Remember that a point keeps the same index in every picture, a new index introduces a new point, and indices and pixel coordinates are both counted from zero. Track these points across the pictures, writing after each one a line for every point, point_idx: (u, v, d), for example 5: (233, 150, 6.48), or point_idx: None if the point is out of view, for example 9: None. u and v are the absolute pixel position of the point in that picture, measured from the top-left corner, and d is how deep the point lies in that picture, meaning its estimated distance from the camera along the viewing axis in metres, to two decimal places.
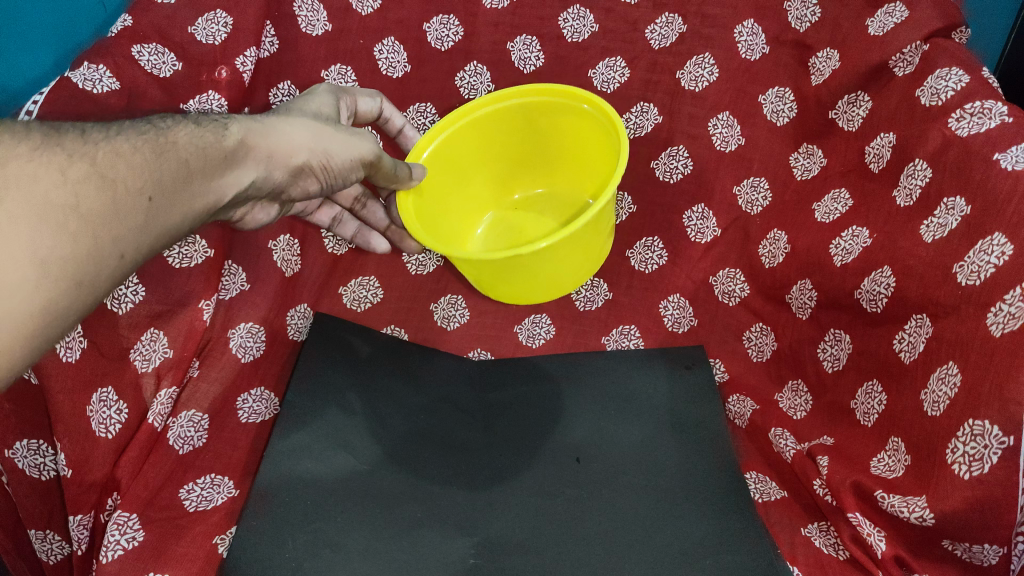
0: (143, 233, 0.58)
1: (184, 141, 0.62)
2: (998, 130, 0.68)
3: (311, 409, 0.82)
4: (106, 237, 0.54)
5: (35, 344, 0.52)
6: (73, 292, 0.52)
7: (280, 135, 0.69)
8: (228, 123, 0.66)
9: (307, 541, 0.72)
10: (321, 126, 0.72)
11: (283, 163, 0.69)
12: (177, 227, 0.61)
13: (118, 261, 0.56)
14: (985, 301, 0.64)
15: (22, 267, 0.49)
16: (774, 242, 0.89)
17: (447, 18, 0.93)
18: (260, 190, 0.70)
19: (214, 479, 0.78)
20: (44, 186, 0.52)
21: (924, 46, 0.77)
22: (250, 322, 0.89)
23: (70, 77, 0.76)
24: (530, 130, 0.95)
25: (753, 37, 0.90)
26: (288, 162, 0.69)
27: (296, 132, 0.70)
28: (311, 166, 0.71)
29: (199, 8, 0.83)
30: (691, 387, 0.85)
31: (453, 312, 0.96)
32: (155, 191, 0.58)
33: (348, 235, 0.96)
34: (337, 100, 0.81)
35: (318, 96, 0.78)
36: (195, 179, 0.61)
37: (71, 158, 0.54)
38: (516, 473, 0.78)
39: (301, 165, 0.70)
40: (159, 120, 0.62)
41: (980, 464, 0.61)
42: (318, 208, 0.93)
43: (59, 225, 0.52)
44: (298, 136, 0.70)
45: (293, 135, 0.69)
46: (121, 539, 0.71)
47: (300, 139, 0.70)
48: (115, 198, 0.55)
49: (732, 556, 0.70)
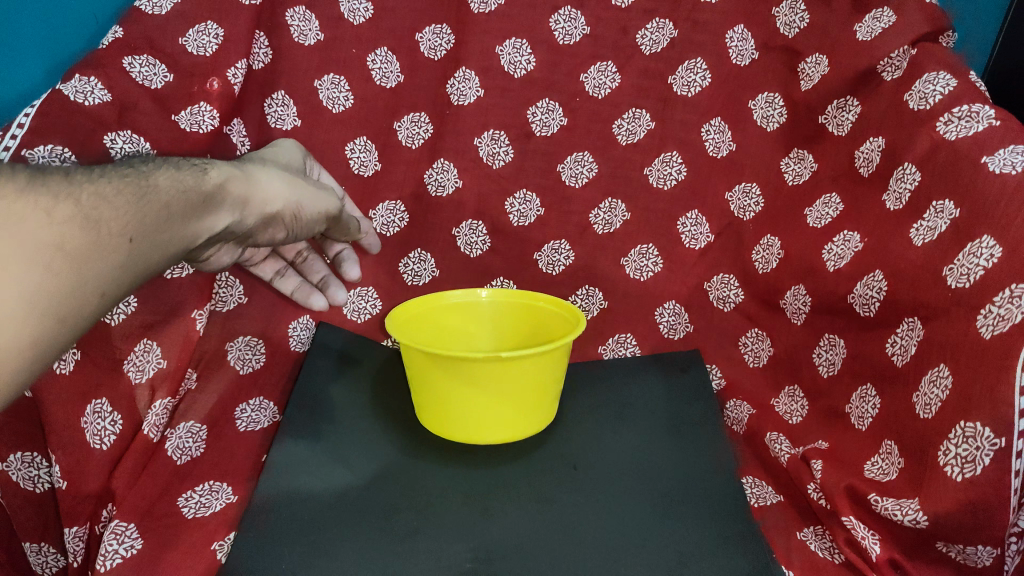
0: (121, 273, 0.59)
1: (165, 184, 0.65)
2: (986, 132, 0.68)
3: (311, 425, 0.83)
4: (89, 278, 0.56)
5: (11, 385, 0.52)
6: (54, 331, 0.53)
7: (259, 184, 0.73)
8: (206, 169, 0.69)
9: (302, 552, 0.69)
10: (294, 178, 0.77)
11: (256, 211, 0.73)
12: (153, 265, 0.63)
13: (96, 300, 0.57)
14: (974, 303, 0.64)
15: (10, 307, 0.50)
16: (767, 248, 0.90)
17: (440, 27, 0.94)
18: (231, 233, 0.73)
19: (212, 485, 0.76)
20: (31, 226, 0.52)
21: (913, 51, 0.78)
22: (249, 335, 0.91)
23: (60, 89, 0.76)
24: (489, 329, 0.92)
25: (743, 43, 0.90)
26: (262, 210, 0.74)
27: (272, 184, 0.74)
28: (282, 215, 0.76)
29: (191, 19, 0.83)
30: (687, 388, 0.89)
31: (474, 240, 0.98)
32: (135, 233, 0.60)
33: (316, 278, 0.95)
34: (302, 157, 0.87)
35: (282, 150, 0.84)
36: (175, 224, 0.64)
37: (58, 199, 0.55)
38: (515, 482, 0.78)
39: (275, 214, 0.75)
40: (139, 164, 0.65)
41: (972, 466, 0.62)
42: (263, 261, 0.91)
43: (43, 265, 0.52)
44: (274, 185, 0.74)
45: (271, 184, 0.74)
46: (120, 548, 0.69)
47: (277, 189, 0.74)
48: (98, 239, 0.56)
49: (731, 560, 0.69)
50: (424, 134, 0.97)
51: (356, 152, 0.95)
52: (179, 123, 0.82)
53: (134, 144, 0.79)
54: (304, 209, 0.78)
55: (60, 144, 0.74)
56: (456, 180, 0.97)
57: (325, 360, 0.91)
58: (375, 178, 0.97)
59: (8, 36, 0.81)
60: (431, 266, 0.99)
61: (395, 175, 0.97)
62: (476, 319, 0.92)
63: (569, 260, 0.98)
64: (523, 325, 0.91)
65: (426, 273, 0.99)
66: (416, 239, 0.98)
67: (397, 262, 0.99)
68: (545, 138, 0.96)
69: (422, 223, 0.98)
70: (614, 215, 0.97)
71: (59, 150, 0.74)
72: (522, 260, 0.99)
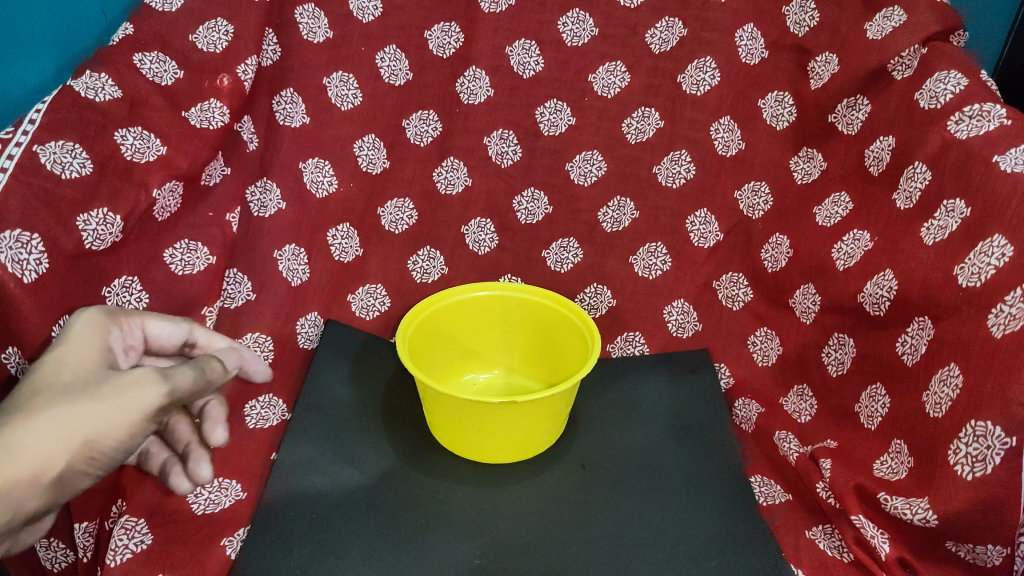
0: None
1: None
2: (998, 132, 0.67)
3: (320, 424, 0.84)
4: None
5: None
6: None
7: (17, 455, 0.52)
8: None
9: (312, 550, 0.70)
10: (71, 407, 0.54)
11: (29, 489, 0.52)
12: None
13: None
14: (986, 302, 0.64)
15: None
16: (777, 247, 0.90)
17: (449, 25, 0.93)
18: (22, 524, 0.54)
19: (222, 482, 0.77)
20: None
21: (923, 50, 0.77)
22: (257, 332, 0.91)
23: (71, 85, 0.73)
24: (499, 322, 0.94)
25: (752, 42, 0.90)
26: (34, 483, 0.52)
27: (39, 440, 0.53)
28: (77, 467, 0.55)
29: (200, 16, 0.82)
30: (696, 388, 0.91)
31: (483, 237, 1.00)
32: None
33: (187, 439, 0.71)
34: (111, 331, 0.64)
35: (81, 339, 0.61)
36: None
37: None
38: (524, 478, 0.79)
39: (56, 479, 0.53)
40: None
41: (983, 465, 0.62)
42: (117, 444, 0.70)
43: None
44: (50, 440, 0.53)
45: (42, 442, 0.53)
46: (130, 544, 0.69)
47: (45, 444, 0.53)
48: None
49: (738, 558, 0.70)
50: (433, 132, 0.97)
51: (365, 149, 0.94)
52: (189, 120, 0.80)
53: (144, 140, 0.76)
54: (98, 445, 0.55)
55: (71, 140, 0.70)
56: (465, 178, 0.98)
57: (335, 358, 0.92)
58: (383, 175, 0.97)
59: (12, 32, 0.80)
60: (440, 263, 1.00)
61: (403, 172, 0.97)
62: (490, 315, 0.93)
63: (577, 258, 0.99)
64: (533, 316, 0.92)
65: (434, 270, 1.00)
66: (425, 237, 0.99)
67: (405, 259, 0.99)
68: (553, 137, 0.96)
69: (430, 220, 0.99)
70: (623, 214, 0.97)
71: (70, 147, 0.70)
72: (528, 260, 1.00)
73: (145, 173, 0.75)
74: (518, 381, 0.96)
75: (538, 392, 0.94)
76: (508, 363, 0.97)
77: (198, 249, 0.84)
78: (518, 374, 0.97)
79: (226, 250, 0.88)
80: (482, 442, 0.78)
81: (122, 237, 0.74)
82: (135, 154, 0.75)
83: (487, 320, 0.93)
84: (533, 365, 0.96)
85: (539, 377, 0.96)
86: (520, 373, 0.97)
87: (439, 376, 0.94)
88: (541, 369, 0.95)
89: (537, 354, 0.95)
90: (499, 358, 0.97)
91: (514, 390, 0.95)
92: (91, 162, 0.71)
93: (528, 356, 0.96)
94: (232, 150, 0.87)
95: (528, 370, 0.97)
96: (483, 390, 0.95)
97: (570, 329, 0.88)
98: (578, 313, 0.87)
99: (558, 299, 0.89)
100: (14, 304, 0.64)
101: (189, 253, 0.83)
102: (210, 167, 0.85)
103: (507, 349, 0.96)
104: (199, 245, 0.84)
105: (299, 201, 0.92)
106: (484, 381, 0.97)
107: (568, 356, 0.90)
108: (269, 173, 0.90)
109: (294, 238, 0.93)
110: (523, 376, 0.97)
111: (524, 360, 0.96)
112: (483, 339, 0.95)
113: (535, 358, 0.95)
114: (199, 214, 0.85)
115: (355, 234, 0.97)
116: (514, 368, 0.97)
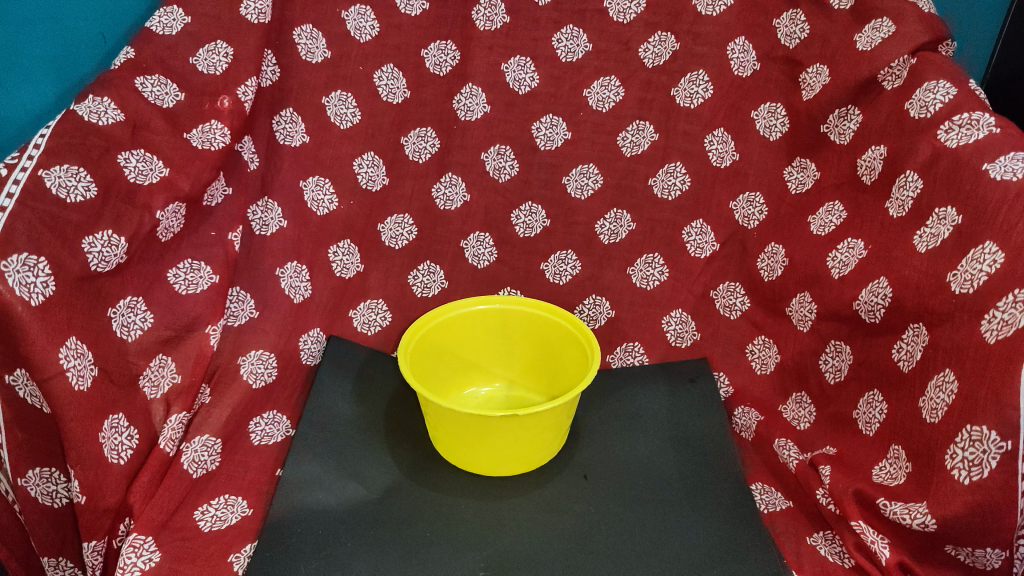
0: None
1: None
2: (987, 140, 0.68)
3: (324, 440, 0.85)
4: None
5: None
6: None
7: None
8: None
9: (319, 566, 0.71)
10: None
11: None
12: None
13: None
14: (979, 308, 0.64)
15: None
16: (772, 256, 0.92)
17: (445, 44, 0.95)
18: None
19: (228, 499, 0.78)
20: None
21: (912, 60, 0.78)
22: (261, 349, 0.91)
23: (74, 110, 0.74)
24: (500, 335, 0.95)
25: (744, 54, 0.91)
26: None
27: None
28: None
29: (200, 39, 0.83)
30: (695, 398, 0.91)
31: (482, 251, 1.01)
32: None
33: None
34: None
35: None
36: None
37: None
38: (527, 491, 0.79)
39: None
40: None
41: (980, 469, 0.62)
42: None
43: None
44: None
45: None
46: (138, 561, 0.69)
47: None
48: None
49: (740, 566, 0.71)
50: (432, 149, 0.98)
51: (365, 166, 0.96)
52: (191, 141, 0.81)
53: (147, 163, 0.76)
54: None
55: (75, 164, 0.70)
56: (464, 194, 0.99)
57: (338, 373, 0.93)
58: (382, 192, 0.98)
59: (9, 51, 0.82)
60: (440, 278, 1.01)
61: (403, 189, 0.99)
62: (490, 327, 0.94)
63: (575, 269, 1.00)
64: (532, 328, 0.94)
65: (435, 284, 1.01)
66: (425, 251, 1.00)
67: (406, 274, 1.00)
68: (550, 151, 0.98)
69: (430, 236, 1.00)
70: (620, 225, 0.98)
71: (75, 171, 0.70)
72: (528, 272, 1.01)
73: (148, 197, 0.76)
74: (519, 394, 0.97)
75: (540, 403, 0.95)
76: (508, 376, 0.98)
77: (201, 268, 0.85)
78: (519, 387, 0.98)
79: (229, 268, 0.90)
80: (487, 456, 0.78)
81: (127, 258, 0.75)
82: (138, 176, 0.75)
83: (487, 333, 0.95)
84: (534, 378, 0.97)
85: (540, 389, 0.96)
86: (521, 385, 0.98)
87: (442, 391, 0.94)
88: (542, 381, 0.96)
89: (537, 365, 0.96)
90: (499, 372, 0.98)
91: (516, 402, 0.96)
92: (95, 185, 0.71)
93: (529, 369, 0.97)
94: (234, 169, 0.89)
95: (529, 382, 0.97)
96: (484, 403, 0.96)
97: (569, 339, 0.90)
98: (577, 324, 0.88)
99: (556, 311, 0.90)
100: (22, 327, 0.63)
101: (193, 272, 0.84)
102: (212, 188, 0.86)
103: (507, 362, 0.97)
104: (201, 264, 0.85)
105: (300, 219, 0.94)
106: (486, 395, 0.97)
107: (567, 366, 0.91)
108: (269, 193, 0.92)
109: (295, 255, 0.94)
110: (524, 389, 0.97)
111: (524, 372, 0.97)
112: (485, 353, 0.96)
113: (535, 370, 0.96)
114: (202, 234, 0.86)
115: (356, 251, 0.98)
116: (515, 380, 0.98)
